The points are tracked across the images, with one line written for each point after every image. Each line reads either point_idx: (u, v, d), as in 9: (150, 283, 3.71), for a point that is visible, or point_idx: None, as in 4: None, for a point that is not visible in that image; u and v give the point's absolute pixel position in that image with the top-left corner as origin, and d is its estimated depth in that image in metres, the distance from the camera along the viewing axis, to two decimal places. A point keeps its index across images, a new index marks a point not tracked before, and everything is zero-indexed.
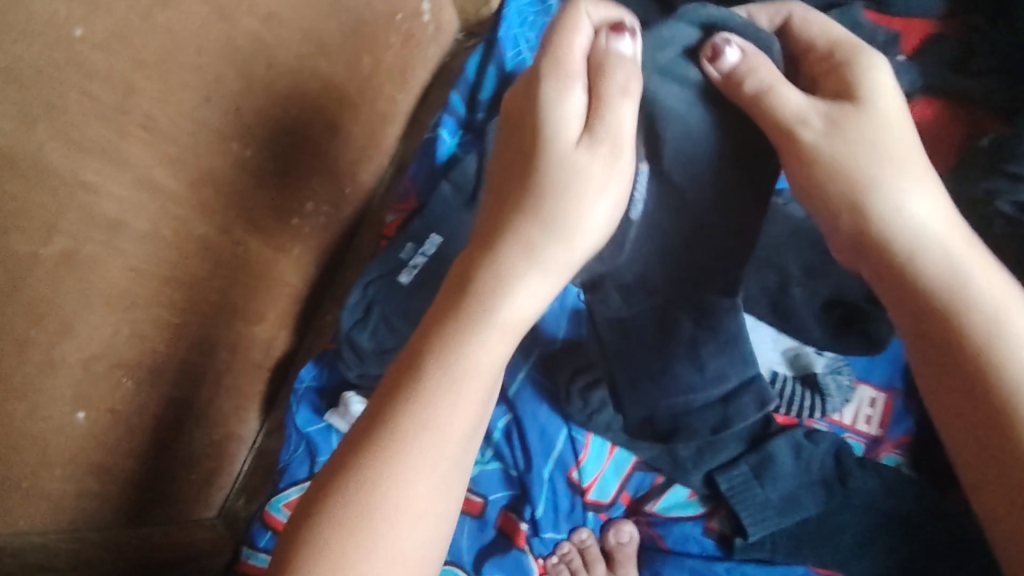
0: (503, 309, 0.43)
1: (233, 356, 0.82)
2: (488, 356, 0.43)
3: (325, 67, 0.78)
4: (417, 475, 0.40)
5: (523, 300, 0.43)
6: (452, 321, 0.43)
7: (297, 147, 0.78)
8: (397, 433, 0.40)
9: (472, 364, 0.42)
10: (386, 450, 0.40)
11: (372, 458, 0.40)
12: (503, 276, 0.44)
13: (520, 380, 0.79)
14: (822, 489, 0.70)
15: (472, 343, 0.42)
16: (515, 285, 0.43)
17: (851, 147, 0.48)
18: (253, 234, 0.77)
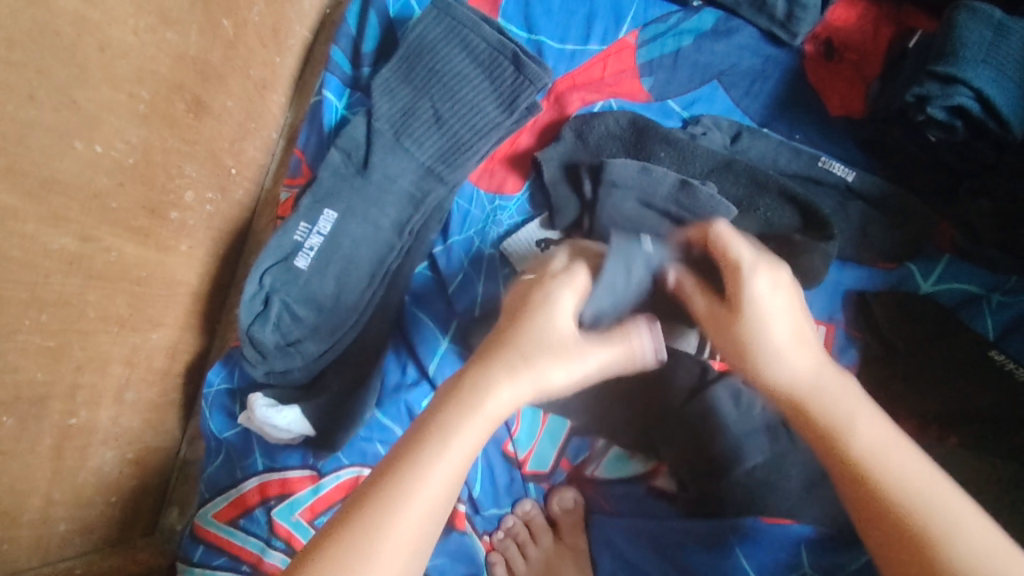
0: (492, 405, 0.48)
1: (130, 369, 0.74)
2: (483, 429, 0.48)
3: (175, 39, 0.68)
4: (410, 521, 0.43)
5: (505, 397, 0.49)
6: (458, 399, 0.48)
7: (161, 134, 0.69)
8: (404, 473, 0.45)
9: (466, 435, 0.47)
10: (379, 494, 0.44)
11: (379, 497, 0.44)
12: (484, 386, 0.49)
13: (439, 354, 0.70)
14: (766, 436, 0.67)
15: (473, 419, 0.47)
16: (499, 385, 0.49)
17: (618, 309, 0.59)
18: (128, 237, 0.69)
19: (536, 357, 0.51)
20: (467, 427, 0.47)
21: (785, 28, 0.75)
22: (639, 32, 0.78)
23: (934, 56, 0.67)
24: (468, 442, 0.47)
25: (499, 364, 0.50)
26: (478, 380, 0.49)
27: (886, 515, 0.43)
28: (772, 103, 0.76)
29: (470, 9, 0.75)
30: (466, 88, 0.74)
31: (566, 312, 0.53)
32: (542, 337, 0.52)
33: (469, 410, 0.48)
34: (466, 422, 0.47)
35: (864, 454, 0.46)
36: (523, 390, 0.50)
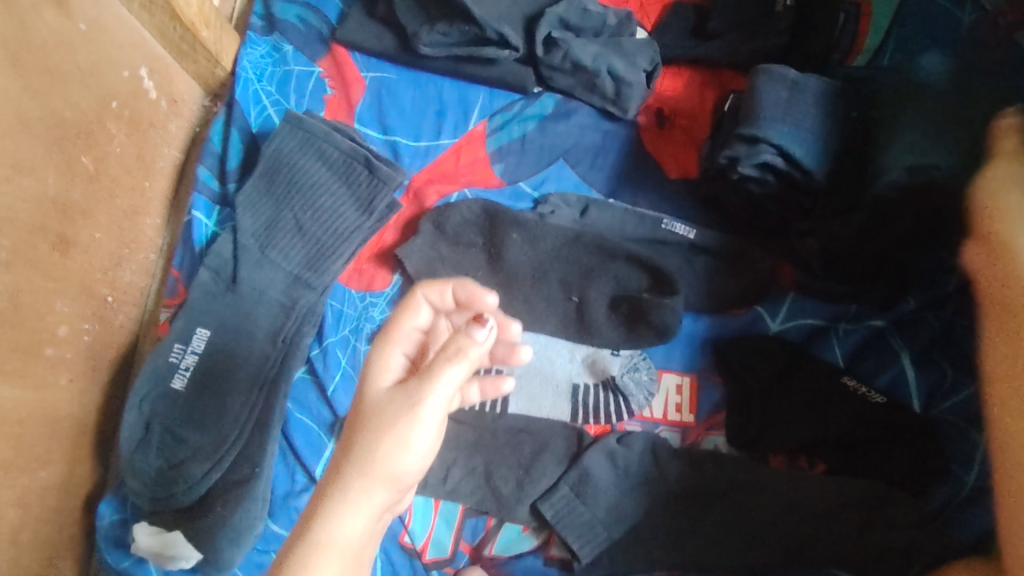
0: (369, 495, 0.46)
1: (24, 510, 0.73)
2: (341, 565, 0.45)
3: (32, 184, 0.70)
4: None
5: (356, 507, 0.46)
6: (317, 510, 0.46)
7: (26, 276, 0.71)
8: None
9: (332, 556, 0.44)
10: None
11: None
12: (340, 501, 0.46)
13: (326, 458, 0.73)
14: (643, 490, 0.70)
15: (331, 539, 0.45)
16: (351, 500, 0.46)
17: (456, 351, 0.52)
18: (3, 380, 0.69)
19: (373, 441, 0.47)
20: (325, 558, 0.44)
21: (617, 103, 0.81)
22: (487, 121, 0.83)
23: (743, 119, 0.73)
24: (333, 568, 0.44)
25: (348, 472, 0.46)
26: (335, 491, 0.46)
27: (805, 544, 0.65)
28: (615, 173, 0.81)
29: (320, 121, 0.80)
30: (326, 196, 0.79)
31: (393, 368, 0.50)
32: (384, 425, 0.47)
33: (319, 545, 0.44)
34: (317, 553, 0.44)
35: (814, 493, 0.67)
36: (374, 492, 0.46)
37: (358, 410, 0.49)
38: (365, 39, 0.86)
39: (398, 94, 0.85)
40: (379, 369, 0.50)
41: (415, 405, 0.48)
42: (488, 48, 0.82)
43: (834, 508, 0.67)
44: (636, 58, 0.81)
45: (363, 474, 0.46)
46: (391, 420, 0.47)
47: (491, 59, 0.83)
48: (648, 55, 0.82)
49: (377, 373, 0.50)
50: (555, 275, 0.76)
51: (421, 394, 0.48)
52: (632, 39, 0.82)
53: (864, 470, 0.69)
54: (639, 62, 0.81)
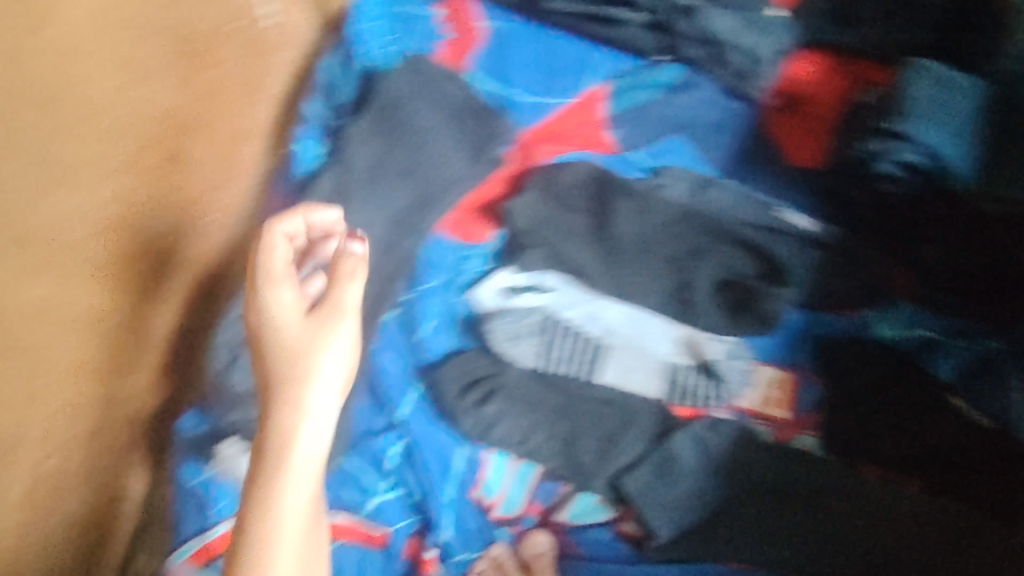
0: (298, 455, 0.57)
1: (108, 413, 0.74)
2: (302, 501, 0.57)
3: (151, 94, 0.70)
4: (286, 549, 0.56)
5: (307, 447, 0.58)
6: (270, 473, 0.57)
7: (137, 186, 0.71)
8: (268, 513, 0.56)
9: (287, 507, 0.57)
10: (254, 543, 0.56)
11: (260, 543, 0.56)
12: (286, 441, 0.57)
13: (410, 404, 0.74)
14: (727, 478, 0.69)
15: (284, 491, 0.56)
16: (302, 440, 0.58)
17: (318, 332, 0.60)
18: (106, 285, 0.70)
19: (296, 394, 0.58)
20: (294, 474, 0.57)
21: (744, 83, 0.78)
22: (606, 85, 0.80)
23: (878, 114, 0.71)
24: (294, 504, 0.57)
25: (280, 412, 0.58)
26: (281, 448, 0.57)
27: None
28: (733, 155, 0.79)
29: (439, 66, 0.77)
30: (441, 142, 0.75)
31: (289, 305, 0.61)
32: (291, 371, 0.59)
33: (282, 476, 0.57)
34: (294, 477, 0.57)
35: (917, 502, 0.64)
36: (306, 479, 0.57)
37: (280, 363, 0.59)
38: None
39: (515, 47, 0.81)
40: (284, 317, 0.61)
41: (341, 344, 0.60)
42: (614, 8, 0.79)
43: (926, 525, 0.65)
44: (770, 33, 0.77)
45: (292, 443, 0.57)
46: (310, 357, 0.59)
47: (615, 20, 0.80)
48: (782, 32, 0.78)
49: (285, 319, 0.61)
50: (661, 252, 0.73)
51: (326, 313, 0.60)
52: (767, 14, 0.78)
53: (959, 491, 0.67)
54: (772, 40, 0.77)
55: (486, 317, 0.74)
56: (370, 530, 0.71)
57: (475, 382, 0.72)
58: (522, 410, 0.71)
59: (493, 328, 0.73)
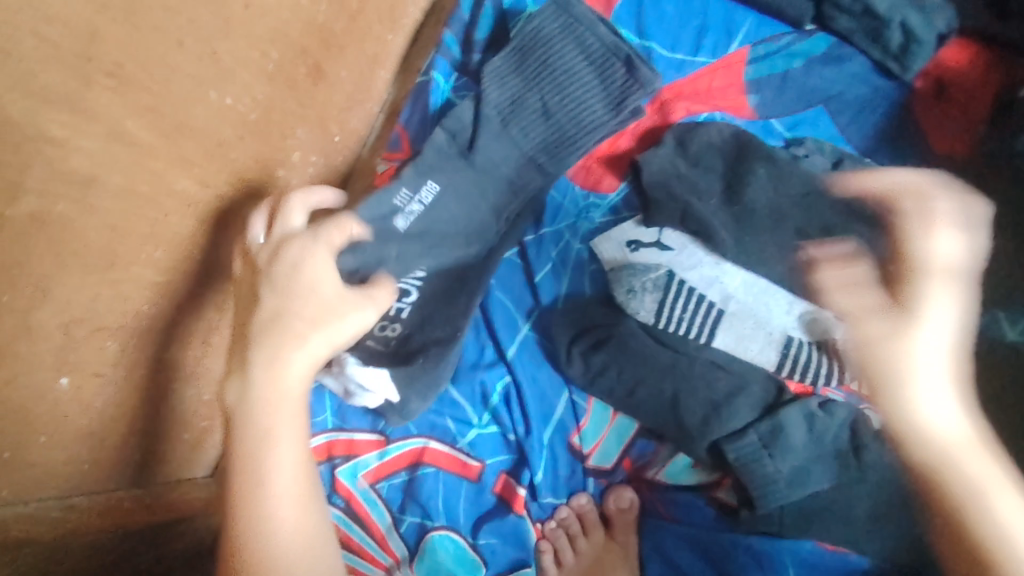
0: (284, 398, 0.55)
1: (221, 314, 0.76)
2: (292, 447, 0.55)
3: (308, 6, 0.71)
4: (283, 499, 0.54)
5: (292, 382, 0.55)
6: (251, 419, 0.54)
7: (282, 94, 0.72)
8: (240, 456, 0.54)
9: (271, 450, 0.54)
10: (258, 482, 0.53)
11: (243, 485, 0.53)
12: (275, 378, 0.55)
13: (518, 342, 0.74)
14: (834, 462, 0.67)
15: (271, 439, 0.54)
16: (285, 375, 0.55)
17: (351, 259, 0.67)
18: (239, 188, 0.71)
19: (282, 339, 0.55)
20: (276, 415, 0.54)
21: (898, 61, 0.76)
22: (751, 48, 0.79)
23: None
24: (289, 440, 0.55)
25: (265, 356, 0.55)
26: (274, 380, 0.55)
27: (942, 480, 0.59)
28: (874, 134, 0.77)
29: (586, 9, 0.77)
30: (575, 83, 0.75)
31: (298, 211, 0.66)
32: (294, 320, 0.56)
33: (271, 430, 0.54)
34: (276, 419, 0.54)
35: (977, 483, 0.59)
36: (294, 413, 0.55)
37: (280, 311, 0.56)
38: None
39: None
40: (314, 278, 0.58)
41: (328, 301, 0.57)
42: None
43: None
44: (932, 17, 0.76)
45: (282, 373, 0.55)
46: (311, 312, 0.56)
47: None
48: (944, 17, 0.77)
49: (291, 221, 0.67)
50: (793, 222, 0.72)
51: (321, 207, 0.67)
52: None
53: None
54: (935, 21, 0.76)
55: (609, 267, 0.73)
56: (462, 462, 0.72)
57: (584, 331, 0.72)
58: (633, 364, 0.70)
59: (618, 279, 0.72)
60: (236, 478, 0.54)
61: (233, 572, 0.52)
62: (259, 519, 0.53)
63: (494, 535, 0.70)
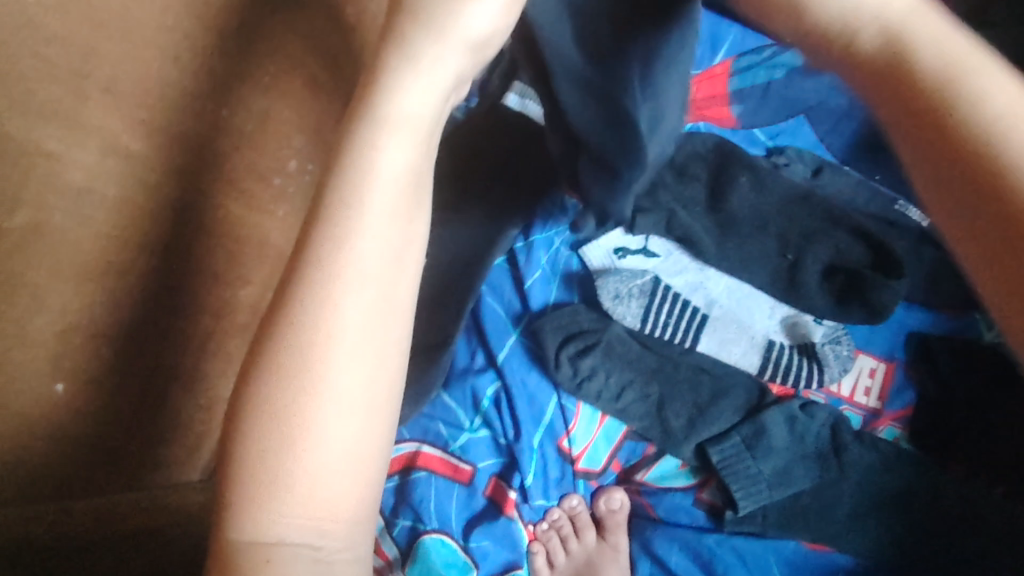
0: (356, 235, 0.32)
1: (217, 319, 0.77)
2: (370, 280, 0.33)
3: (305, 19, 0.72)
4: (336, 380, 0.32)
5: (382, 170, 0.33)
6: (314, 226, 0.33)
7: (279, 106, 0.73)
8: (301, 292, 0.32)
9: (346, 268, 0.32)
10: (296, 352, 0.31)
11: (288, 344, 0.31)
12: (353, 185, 0.33)
13: (509, 347, 0.76)
14: (816, 463, 0.69)
15: (352, 238, 0.32)
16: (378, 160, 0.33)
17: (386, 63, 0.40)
18: (233, 197, 0.72)
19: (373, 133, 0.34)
20: (349, 272, 0.32)
21: None
22: (734, 60, 0.81)
23: None
24: (363, 274, 0.32)
25: (358, 126, 0.34)
26: (348, 180, 0.33)
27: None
28: (856, 142, 0.79)
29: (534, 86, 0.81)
30: None
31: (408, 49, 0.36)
32: (367, 132, 0.33)
33: (337, 270, 0.32)
34: (357, 227, 0.33)
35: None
36: (381, 204, 0.33)
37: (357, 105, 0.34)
38: None
39: None
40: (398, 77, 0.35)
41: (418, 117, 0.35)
42: None
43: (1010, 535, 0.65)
44: None
45: (379, 131, 0.34)
46: (388, 95, 0.34)
47: None
48: None
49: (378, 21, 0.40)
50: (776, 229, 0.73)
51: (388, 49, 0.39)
52: None
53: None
54: None
55: (596, 274, 0.76)
56: (454, 465, 0.73)
57: (572, 337, 0.73)
58: (620, 368, 0.73)
59: (603, 284, 0.75)
60: (244, 466, 0.31)
61: (230, 534, 0.31)
62: (266, 506, 0.31)
63: (485, 537, 0.70)
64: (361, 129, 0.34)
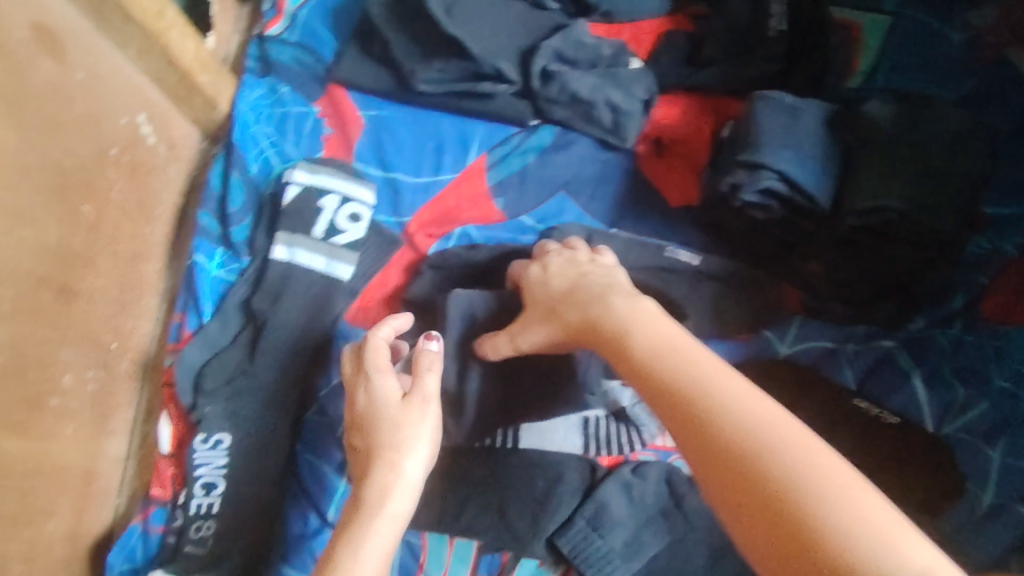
0: (390, 504, 0.57)
1: (30, 565, 0.71)
2: (378, 554, 0.54)
3: (35, 234, 0.69)
4: (360, 570, 0.52)
5: (399, 499, 0.57)
6: (353, 523, 0.55)
7: (28, 327, 0.69)
8: (341, 544, 0.54)
9: (371, 547, 0.54)
10: (331, 569, 0.52)
11: (333, 565, 0.53)
12: (381, 498, 0.57)
13: (338, 500, 0.72)
14: (662, 520, 0.70)
15: (369, 534, 0.55)
16: (396, 481, 0.58)
17: (394, 414, 0.61)
18: (6, 434, 0.67)
19: (382, 498, 0.57)
20: (380, 524, 0.55)
21: (615, 133, 0.81)
22: (487, 155, 0.84)
23: (740, 146, 0.73)
24: (376, 544, 0.54)
25: (380, 476, 0.58)
26: (378, 486, 0.57)
27: (714, 444, 0.45)
28: (618, 203, 0.81)
29: (310, 239, 0.78)
30: (341, 275, 0.77)
31: (385, 381, 0.63)
32: (396, 439, 0.60)
33: (376, 515, 0.56)
34: (379, 511, 0.56)
35: (710, 409, 0.47)
36: (383, 536, 0.55)
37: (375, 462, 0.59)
38: (364, 81, 0.87)
39: (396, 130, 0.86)
40: (380, 385, 0.63)
41: (400, 511, 0.57)
42: (485, 82, 0.82)
43: None
44: (633, 87, 0.82)
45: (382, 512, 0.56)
46: (401, 430, 0.60)
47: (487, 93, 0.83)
48: (644, 84, 0.82)
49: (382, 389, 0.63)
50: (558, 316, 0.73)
51: (388, 415, 0.61)
52: (627, 69, 0.83)
53: (900, 484, 0.67)
54: (636, 91, 0.82)
55: None
56: None
57: None
58: (452, 488, 0.72)
59: None
60: None
61: None
62: None
63: None
64: (388, 442, 0.60)
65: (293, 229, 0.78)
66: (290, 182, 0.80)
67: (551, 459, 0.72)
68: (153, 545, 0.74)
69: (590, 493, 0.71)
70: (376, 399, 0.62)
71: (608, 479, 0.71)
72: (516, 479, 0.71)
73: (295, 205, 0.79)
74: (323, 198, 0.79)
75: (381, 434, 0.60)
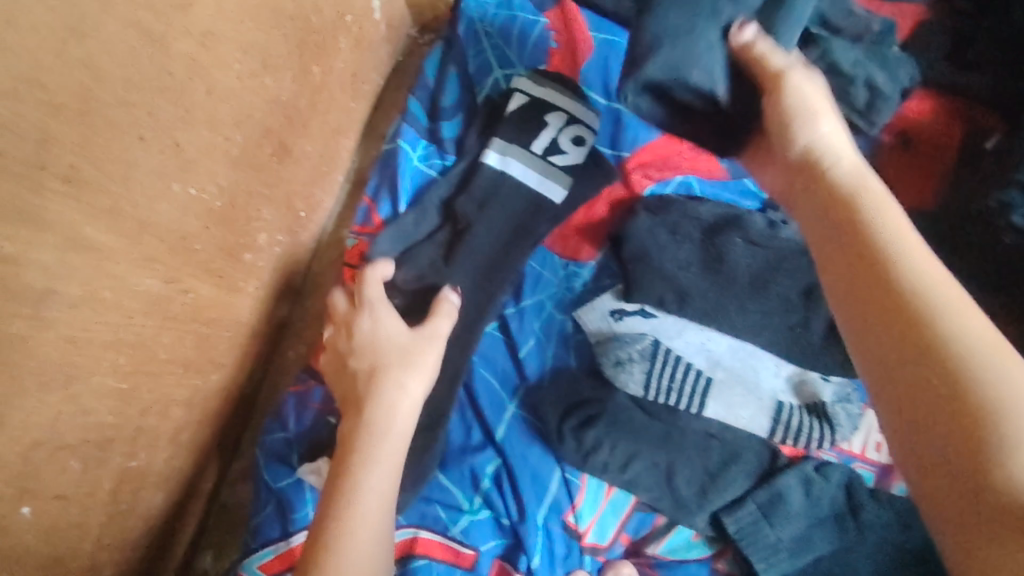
0: (395, 420, 0.58)
1: (191, 410, 0.71)
2: (391, 463, 0.56)
3: (272, 85, 0.67)
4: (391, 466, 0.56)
5: (398, 417, 0.58)
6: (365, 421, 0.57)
7: (246, 175, 0.67)
8: (366, 429, 0.57)
9: (387, 445, 0.56)
10: (370, 454, 0.55)
11: (360, 454, 0.56)
12: (383, 405, 0.58)
13: (506, 422, 0.70)
14: (834, 524, 0.67)
15: (380, 432, 0.57)
16: (397, 395, 0.59)
17: (387, 338, 0.63)
18: (204, 278, 0.66)
19: (379, 401, 0.59)
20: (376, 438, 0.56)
21: (865, 115, 0.75)
22: None
23: (1011, 163, 0.69)
24: (393, 448, 0.56)
25: (388, 388, 0.59)
26: (384, 399, 0.59)
27: (999, 477, 0.32)
28: None
29: (526, 152, 0.77)
30: (552, 200, 0.76)
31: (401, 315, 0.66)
32: (412, 361, 0.61)
33: (373, 419, 0.58)
34: (385, 415, 0.58)
35: (944, 342, 0.35)
36: (392, 451, 0.56)
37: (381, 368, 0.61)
38: None
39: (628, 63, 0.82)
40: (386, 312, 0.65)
41: (403, 425, 0.58)
42: None
43: None
44: (898, 72, 0.76)
45: (389, 414, 0.58)
46: (413, 351, 0.62)
47: None
48: (908, 72, 0.77)
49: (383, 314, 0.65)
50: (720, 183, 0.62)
51: (393, 336, 0.63)
52: (893, 51, 0.77)
53: None
54: (900, 77, 0.76)
55: (595, 340, 0.72)
56: (452, 550, 0.66)
57: (572, 408, 0.69)
58: (626, 438, 0.68)
59: (605, 354, 0.70)
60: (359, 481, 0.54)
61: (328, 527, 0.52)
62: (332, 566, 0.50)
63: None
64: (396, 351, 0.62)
65: (509, 139, 0.77)
66: (516, 91, 0.78)
67: (736, 438, 0.69)
68: (308, 420, 0.74)
69: (766, 480, 0.68)
70: (390, 325, 0.64)
71: (790, 472, 0.68)
72: (691, 451, 0.68)
73: (518, 116, 0.77)
74: (549, 114, 0.77)
75: (385, 353, 0.62)
